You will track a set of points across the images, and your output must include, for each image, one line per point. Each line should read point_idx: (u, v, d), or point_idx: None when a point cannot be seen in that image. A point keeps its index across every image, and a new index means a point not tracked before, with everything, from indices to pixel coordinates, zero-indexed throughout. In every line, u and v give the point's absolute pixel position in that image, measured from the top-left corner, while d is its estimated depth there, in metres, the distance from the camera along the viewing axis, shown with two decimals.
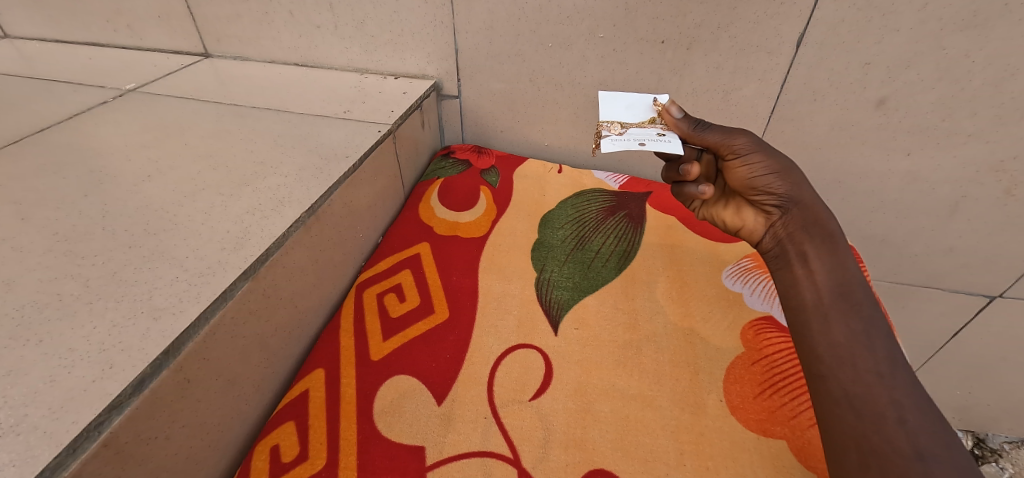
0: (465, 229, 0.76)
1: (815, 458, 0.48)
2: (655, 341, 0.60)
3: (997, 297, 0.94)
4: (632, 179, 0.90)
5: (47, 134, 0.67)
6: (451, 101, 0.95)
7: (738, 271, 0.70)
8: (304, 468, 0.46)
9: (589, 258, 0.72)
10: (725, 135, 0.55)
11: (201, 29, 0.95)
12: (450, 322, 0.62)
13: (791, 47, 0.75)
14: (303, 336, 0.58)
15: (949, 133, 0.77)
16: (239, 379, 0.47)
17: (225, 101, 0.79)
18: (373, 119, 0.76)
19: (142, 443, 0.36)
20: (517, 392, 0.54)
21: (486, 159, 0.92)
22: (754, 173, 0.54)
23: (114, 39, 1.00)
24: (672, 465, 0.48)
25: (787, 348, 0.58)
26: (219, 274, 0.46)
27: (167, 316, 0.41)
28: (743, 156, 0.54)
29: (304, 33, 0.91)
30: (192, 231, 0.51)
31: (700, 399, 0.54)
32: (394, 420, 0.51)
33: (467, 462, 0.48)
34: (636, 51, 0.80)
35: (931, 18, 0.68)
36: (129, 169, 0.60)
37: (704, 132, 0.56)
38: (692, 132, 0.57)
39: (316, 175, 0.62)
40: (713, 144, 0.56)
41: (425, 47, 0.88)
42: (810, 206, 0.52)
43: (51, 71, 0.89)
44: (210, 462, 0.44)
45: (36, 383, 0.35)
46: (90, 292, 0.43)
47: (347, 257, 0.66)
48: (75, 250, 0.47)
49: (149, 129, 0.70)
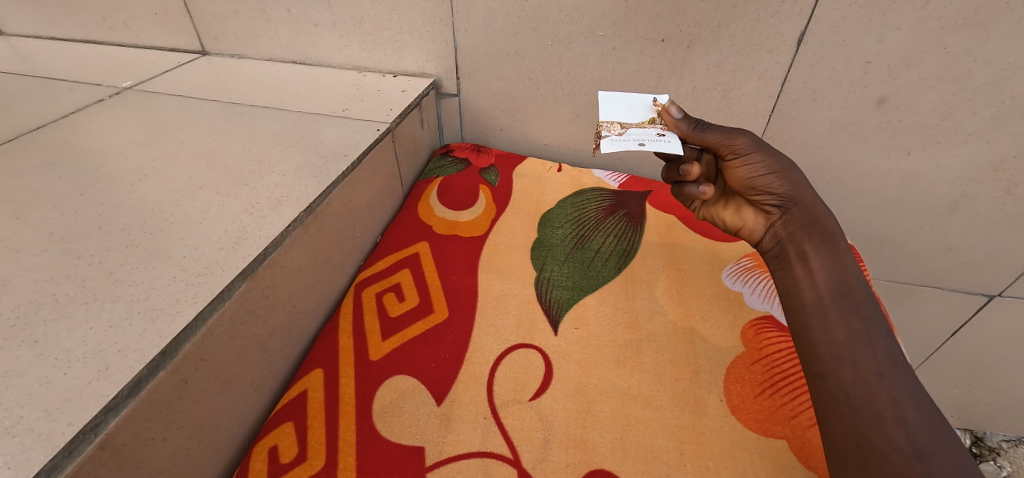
0: (464, 228, 0.76)
1: (815, 458, 0.48)
2: (655, 340, 0.60)
3: (996, 296, 0.94)
4: (632, 177, 0.89)
5: (43, 132, 0.67)
6: (450, 99, 0.94)
7: (738, 271, 0.70)
8: (303, 469, 0.46)
9: (589, 257, 0.72)
10: (725, 135, 0.55)
11: (198, 26, 0.94)
12: (449, 321, 0.61)
13: (792, 45, 0.74)
14: (301, 335, 0.57)
15: (949, 132, 0.77)
16: (237, 379, 0.46)
17: (223, 100, 0.78)
18: (372, 118, 0.76)
19: (138, 445, 0.36)
20: (517, 392, 0.54)
21: (485, 158, 0.92)
22: (754, 173, 0.53)
23: (111, 37, 1.00)
24: (672, 465, 0.48)
25: (788, 347, 0.58)
26: (216, 274, 0.45)
27: (164, 317, 0.40)
28: (743, 156, 0.54)
29: (302, 31, 0.90)
30: (189, 231, 0.51)
31: (700, 399, 0.54)
32: (393, 420, 0.51)
33: (467, 462, 0.47)
34: (636, 49, 0.80)
35: (932, 16, 0.67)
36: (126, 168, 0.60)
37: (704, 132, 0.56)
38: (692, 133, 0.57)
39: (314, 173, 0.62)
40: (713, 144, 0.56)
41: (424, 45, 0.87)
42: (810, 205, 0.52)
43: (47, 68, 0.88)
44: (208, 463, 0.44)
45: (31, 384, 0.35)
46: (86, 293, 0.42)
47: (345, 257, 0.66)
48: (70, 250, 0.47)
49: (146, 127, 0.69)
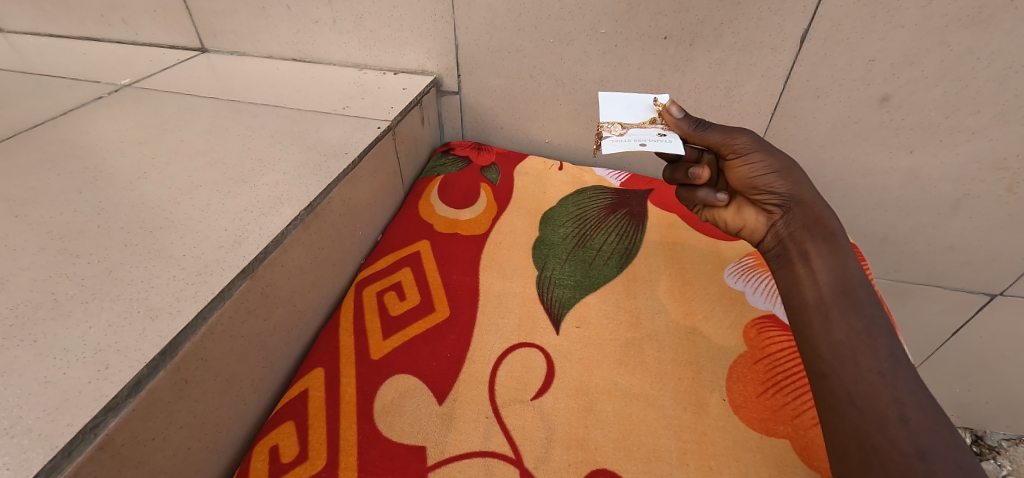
0: (464, 227, 0.75)
1: (818, 458, 0.48)
2: (657, 339, 0.60)
3: (997, 295, 0.94)
4: (633, 176, 0.89)
5: (41, 130, 0.66)
6: (451, 97, 0.94)
7: (739, 269, 0.69)
8: (304, 469, 0.46)
9: (590, 256, 0.72)
10: (726, 134, 0.55)
11: (197, 23, 0.94)
12: (450, 320, 0.61)
13: (795, 43, 0.74)
14: (301, 334, 0.57)
15: (952, 131, 0.77)
16: (237, 379, 0.46)
17: (222, 97, 0.78)
18: (372, 116, 0.75)
19: (138, 445, 0.35)
20: (518, 391, 0.54)
21: (486, 156, 0.91)
22: (755, 172, 0.53)
23: (109, 34, 0.99)
24: (674, 465, 0.48)
25: (790, 346, 0.58)
26: (216, 273, 0.45)
27: (164, 316, 0.40)
28: (744, 156, 0.54)
29: (301, 28, 0.89)
30: (188, 229, 0.50)
31: (702, 399, 0.53)
32: (394, 419, 0.50)
33: (468, 462, 0.47)
34: (638, 46, 0.79)
35: (936, 14, 0.67)
36: (125, 166, 0.60)
37: (704, 132, 0.56)
38: (693, 132, 0.56)
39: (314, 172, 0.61)
40: (714, 144, 0.55)
41: (424, 43, 0.87)
42: (811, 204, 0.51)
43: (45, 66, 0.88)
44: (208, 463, 0.43)
45: (31, 384, 0.35)
46: (86, 292, 0.42)
47: (346, 255, 0.66)
48: (70, 248, 0.47)
49: (145, 125, 0.69)
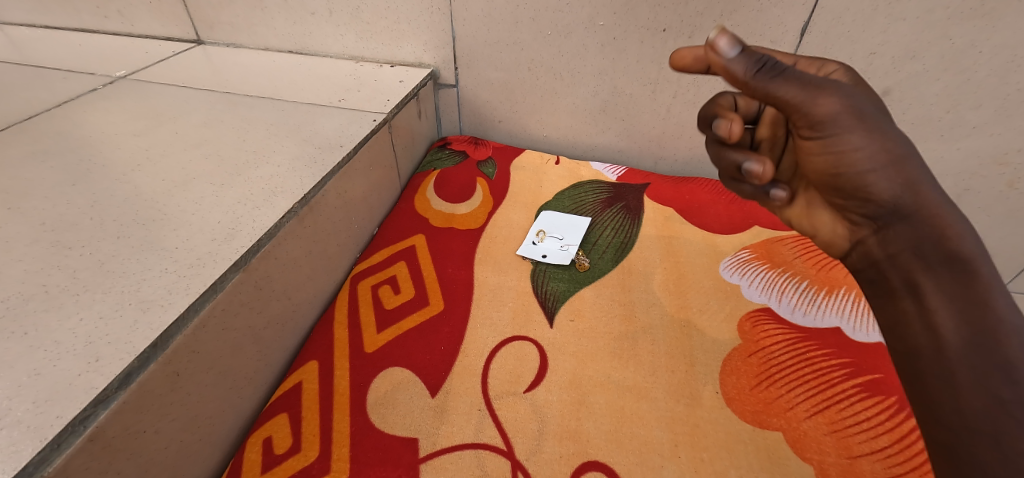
0: (461, 221, 0.75)
1: (811, 450, 0.48)
2: (651, 333, 0.60)
3: None
4: (630, 170, 0.89)
5: (36, 122, 0.66)
6: (448, 90, 0.93)
7: (736, 263, 0.70)
8: (297, 460, 0.46)
9: (573, 249, 0.72)
10: (805, 89, 0.33)
11: (192, 15, 0.93)
12: (444, 313, 0.61)
13: (795, 36, 0.73)
14: (296, 327, 0.57)
15: (954, 125, 0.76)
16: (230, 371, 0.46)
17: (218, 89, 0.78)
18: (369, 108, 0.75)
19: (129, 438, 0.36)
20: (512, 384, 0.54)
21: (484, 150, 0.91)
22: (839, 162, 0.35)
23: (106, 26, 0.99)
24: (666, 457, 0.48)
25: (784, 340, 0.58)
26: (209, 266, 0.45)
27: (156, 308, 0.40)
28: (825, 133, 0.34)
29: (298, 20, 0.89)
30: (181, 222, 0.50)
31: (695, 392, 0.53)
32: (388, 411, 0.51)
33: (460, 454, 0.47)
34: (637, 39, 0.79)
35: (938, 7, 0.66)
36: (119, 157, 0.60)
37: (771, 82, 0.33)
38: (751, 79, 0.33)
39: (308, 164, 0.61)
40: (781, 106, 0.34)
41: (421, 35, 0.86)
42: (936, 218, 0.33)
43: (41, 57, 0.87)
44: (202, 455, 0.44)
45: (21, 376, 0.35)
46: (77, 284, 0.42)
47: (342, 249, 0.66)
48: (62, 241, 0.47)
49: (140, 116, 0.69)
